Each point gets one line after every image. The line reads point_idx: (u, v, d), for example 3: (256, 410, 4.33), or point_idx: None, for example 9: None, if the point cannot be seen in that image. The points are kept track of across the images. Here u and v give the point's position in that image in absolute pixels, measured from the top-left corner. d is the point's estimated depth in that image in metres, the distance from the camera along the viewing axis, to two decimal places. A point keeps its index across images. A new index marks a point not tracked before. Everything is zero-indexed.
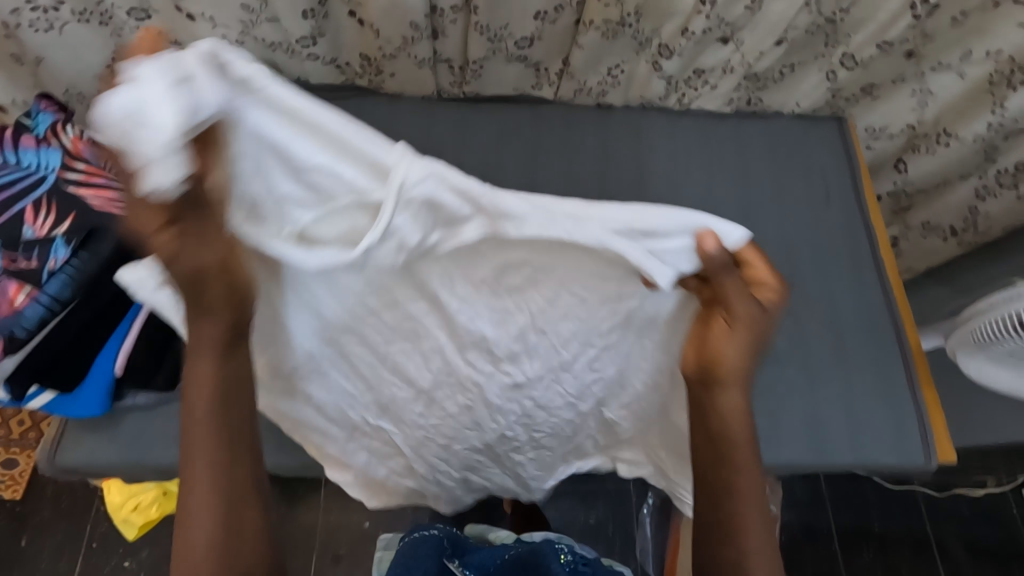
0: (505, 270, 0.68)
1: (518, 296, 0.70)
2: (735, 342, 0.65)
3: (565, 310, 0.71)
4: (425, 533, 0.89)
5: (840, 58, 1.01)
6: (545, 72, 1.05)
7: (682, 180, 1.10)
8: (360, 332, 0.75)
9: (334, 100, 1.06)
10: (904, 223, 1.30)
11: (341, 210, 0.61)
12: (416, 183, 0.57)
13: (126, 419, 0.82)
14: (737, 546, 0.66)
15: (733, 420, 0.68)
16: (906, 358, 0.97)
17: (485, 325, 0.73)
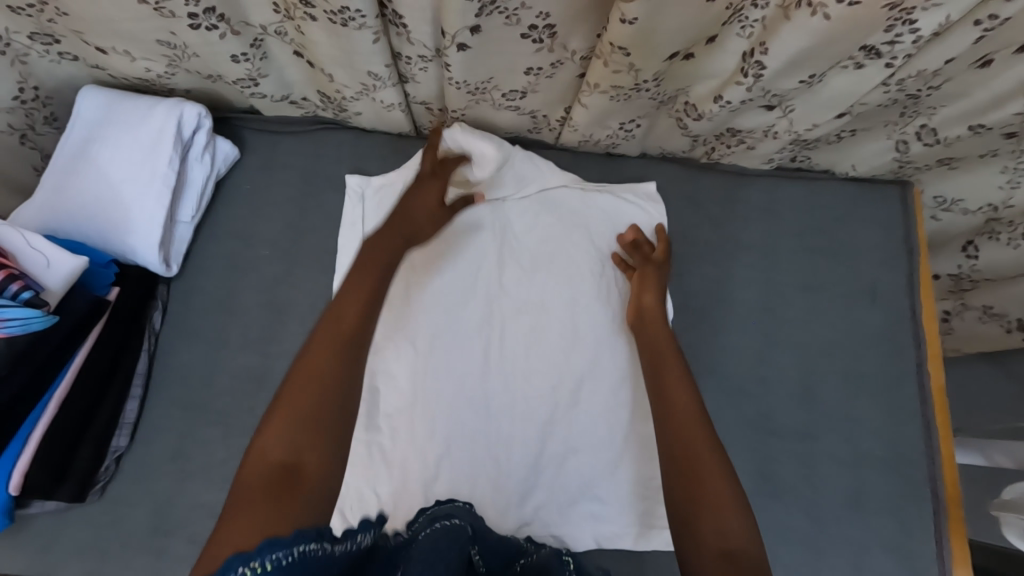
0: (534, 204, 0.92)
1: (541, 241, 0.91)
2: (650, 282, 0.83)
3: (569, 255, 0.90)
4: (447, 523, 0.55)
5: (917, 130, 0.80)
6: (543, 119, 0.86)
7: (699, 256, 0.93)
8: (433, 288, 0.88)
9: (293, 137, 0.92)
10: (961, 299, 1.09)
11: (482, 164, 0.89)
12: (521, 157, 0.90)
13: (38, 522, 0.74)
14: (709, 493, 0.60)
15: (677, 398, 0.68)
16: (937, 510, 0.83)
17: (520, 260, 0.89)
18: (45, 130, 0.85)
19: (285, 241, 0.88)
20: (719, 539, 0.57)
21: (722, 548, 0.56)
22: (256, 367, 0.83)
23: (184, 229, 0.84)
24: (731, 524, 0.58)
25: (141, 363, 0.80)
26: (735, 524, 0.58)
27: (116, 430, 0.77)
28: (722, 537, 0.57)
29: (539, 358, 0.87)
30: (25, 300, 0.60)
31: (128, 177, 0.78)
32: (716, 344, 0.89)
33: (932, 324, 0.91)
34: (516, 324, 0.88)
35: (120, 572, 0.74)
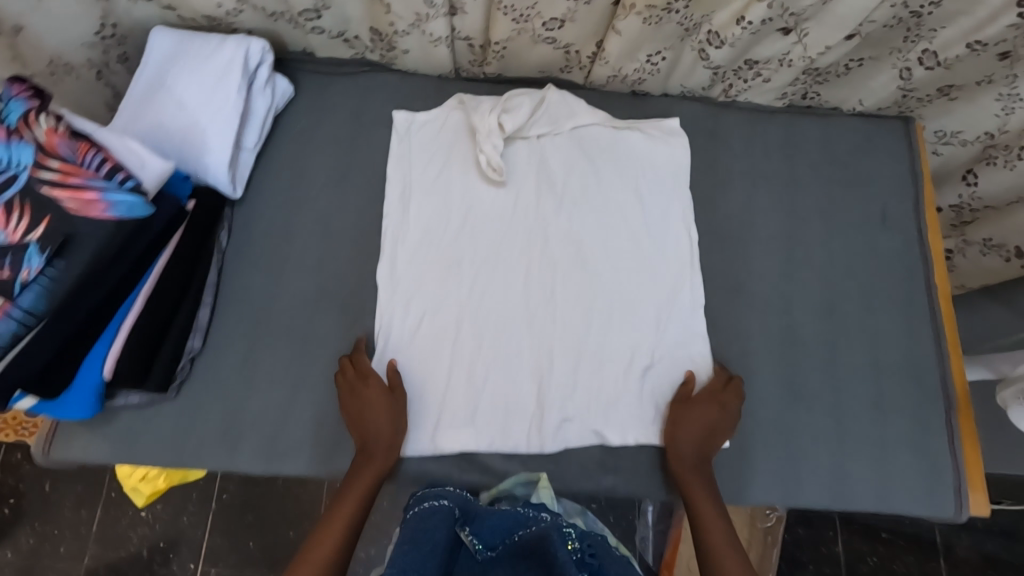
0: (568, 141, 0.97)
1: (574, 171, 0.95)
2: (695, 422, 0.83)
3: (602, 179, 0.95)
4: (435, 504, 0.80)
5: (919, 55, 0.88)
6: (576, 55, 0.94)
7: (719, 189, 0.99)
8: (471, 214, 0.93)
9: (343, 77, 1.00)
10: (964, 236, 1.17)
11: (518, 104, 0.94)
12: (554, 96, 0.97)
13: (122, 416, 0.81)
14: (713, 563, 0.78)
15: (706, 518, 0.79)
16: (949, 406, 0.89)
17: (552, 188, 0.94)
18: (118, 68, 0.92)
19: (338, 171, 0.96)
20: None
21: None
22: (314, 286, 0.90)
23: (247, 157, 0.91)
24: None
25: (212, 274, 0.86)
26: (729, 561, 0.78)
27: (191, 332, 0.83)
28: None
29: (578, 281, 0.90)
30: (130, 188, 0.66)
31: (200, 103, 0.85)
32: (737, 262, 0.96)
33: (939, 248, 0.99)
34: (554, 250, 0.92)
35: (198, 460, 0.80)
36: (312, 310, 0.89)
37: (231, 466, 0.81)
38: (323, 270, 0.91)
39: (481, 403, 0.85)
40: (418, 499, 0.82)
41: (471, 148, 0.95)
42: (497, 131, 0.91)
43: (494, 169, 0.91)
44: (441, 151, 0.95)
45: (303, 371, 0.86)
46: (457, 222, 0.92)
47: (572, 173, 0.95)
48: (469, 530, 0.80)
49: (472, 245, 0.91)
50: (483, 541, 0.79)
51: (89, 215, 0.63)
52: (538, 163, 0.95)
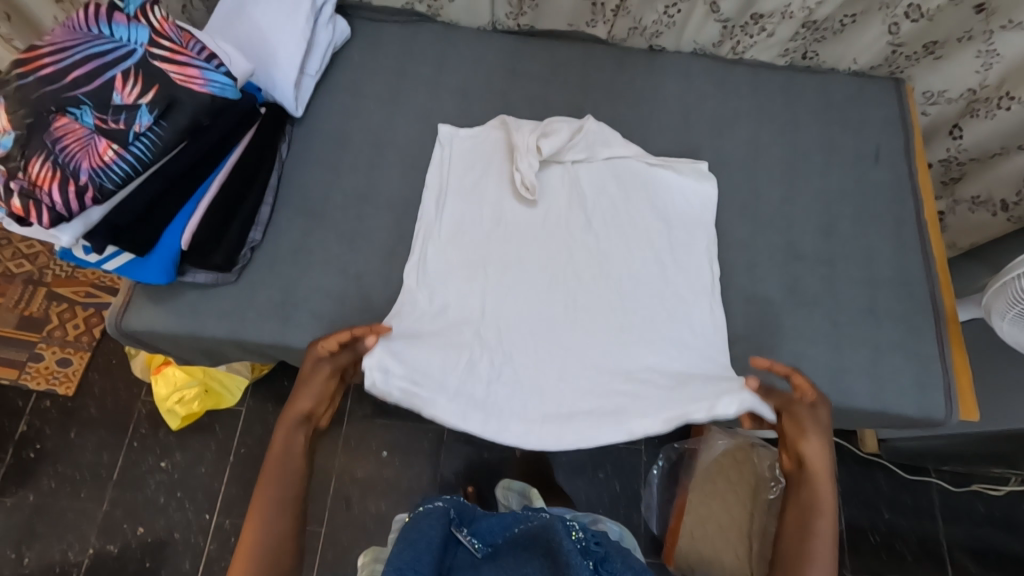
0: (594, 215, 0.98)
1: (599, 236, 0.96)
2: (815, 443, 0.77)
3: (625, 250, 0.94)
4: (430, 508, 0.97)
5: (905, 9, 1.00)
6: (602, 8, 1.08)
7: (726, 131, 1.08)
8: (492, 277, 0.91)
9: (394, 25, 1.13)
10: (953, 197, 1.28)
11: (547, 204, 0.99)
12: (578, 173, 1.01)
13: (185, 293, 0.89)
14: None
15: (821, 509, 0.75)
16: (938, 322, 0.97)
17: (576, 262, 0.93)
18: (199, 5, 1.05)
19: (385, 98, 1.06)
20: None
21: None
22: (362, 189, 0.99)
23: (309, 81, 1.02)
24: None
25: (274, 178, 0.97)
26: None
27: (253, 226, 0.92)
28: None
29: (603, 280, 0.92)
30: (224, 73, 0.78)
31: (274, 28, 0.97)
32: (746, 190, 1.05)
33: (932, 213, 1.07)
34: (584, 248, 0.94)
35: (253, 335, 0.89)
36: (359, 208, 0.98)
37: (281, 343, 0.89)
38: (372, 174, 1.00)
39: (501, 372, 0.82)
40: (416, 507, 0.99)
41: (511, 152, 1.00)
42: (534, 151, 0.97)
43: (527, 187, 0.95)
44: (454, 240, 0.94)
45: (351, 263, 0.94)
46: (487, 227, 0.95)
47: (603, 208, 0.99)
48: (466, 532, 0.98)
49: (500, 253, 0.93)
50: (481, 539, 0.97)
51: (191, 87, 0.74)
52: (571, 186, 1.00)
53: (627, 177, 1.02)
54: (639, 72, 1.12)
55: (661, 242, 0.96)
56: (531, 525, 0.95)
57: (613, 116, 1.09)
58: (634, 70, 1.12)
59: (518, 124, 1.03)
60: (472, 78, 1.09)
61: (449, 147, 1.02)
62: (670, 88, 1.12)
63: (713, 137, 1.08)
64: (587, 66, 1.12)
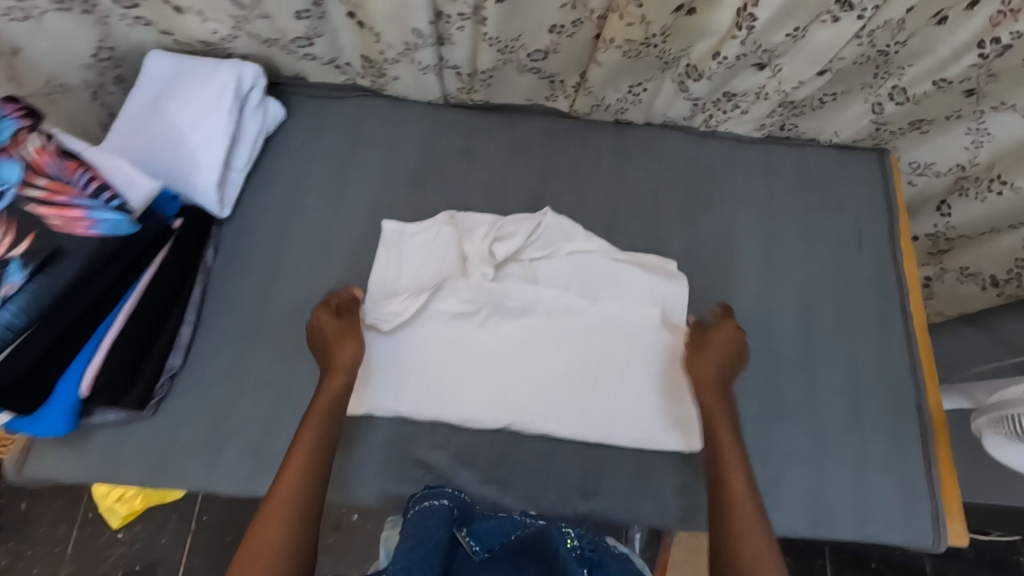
0: (552, 310, 0.91)
1: (560, 335, 0.91)
2: (717, 351, 0.85)
3: (585, 346, 0.90)
4: (434, 504, 0.76)
5: (889, 90, 0.91)
6: (561, 85, 0.97)
7: (701, 214, 1.01)
8: (450, 379, 0.87)
9: (334, 101, 1.01)
10: (939, 265, 1.18)
11: (505, 304, 0.91)
12: (542, 270, 0.93)
13: (98, 434, 0.80)
14: (747, 560, 0.68)
15: (731, 467, 0.76)
16: (924, 433, 0.90)
17: (537, 358, 0.89)
18: (113, 89, 0.94)
19: (326, 190, 0.96)
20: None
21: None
22: (302, 298, 0.89)
23: (237, 176, 0.92)
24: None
25: (196, 293, 0.87)
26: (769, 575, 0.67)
27: (171, 351, 0.83)
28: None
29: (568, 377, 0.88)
30: (115, 206, 0.68)
31: (192, 124, 0.87)
32: (722, 283, 0.97)
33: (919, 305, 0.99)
34: (547, 349, 0.90)
35: (173, 481, 0.79)
36: (300, 324, 0.87)
37: (206, 488, 0.79)
38: (314, 283, 0.91)
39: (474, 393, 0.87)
40: (419, 496, 0.78)
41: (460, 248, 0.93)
42: (488, 259, 0.90)
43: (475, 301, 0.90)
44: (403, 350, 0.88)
45: (285, 388, 0.84)
46: (446, 333, 0.89)
47: (565, 307, 0.92)
48: (466, 532, 0.76)
49: (462, 359, 0.89)
50: (481, 543, 0.76)
51: (73, 233, 0.64)
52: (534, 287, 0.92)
53: (592, 273, 0.93)
54: (603, 149, 1.03)
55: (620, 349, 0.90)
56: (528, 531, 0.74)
57: (578, 201, 1.00)
58: (600, 146, 1.04)
59: (468, 220, 0.95)
60: (422, 164, 1.00)
61: (391, 244, 0.93)
62: (638, 165, 1.03)
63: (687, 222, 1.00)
64: (550, 143, 1.03)
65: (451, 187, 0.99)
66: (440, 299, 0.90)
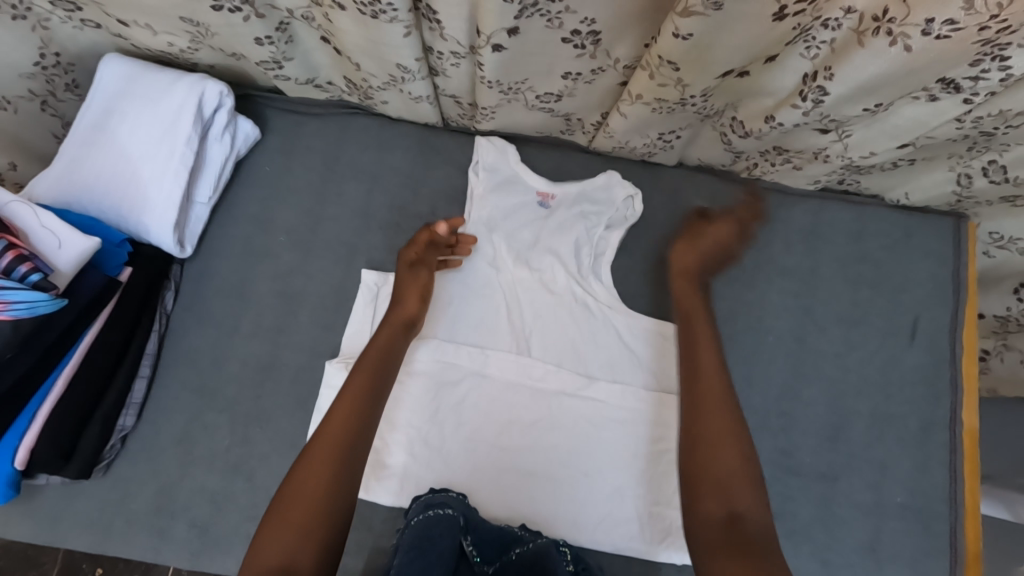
0: (541, 377, 0.80)
1: (544, 410, 0.79)
2: (714, 234, 0.81)
3: (569, 424, 0.79)
4: (441, 512, 0.68)
5: (984, 164, 0.74)
6: (578, 122, 0.80)
7: (729, 284, 0.86)
8: (442, 456, 0.78)
9: (316, 119, 0.88)
10: (1004, 339, 0.94)
11: (493, 364, 0.80)
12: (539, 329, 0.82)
13: (48, 492, 0.76)
14: (720, 464, 0.61)
15: (703, 361, 0.69)
16: (952, 568, 0.79)
17: (526, 435, 0.79)
18: (67, 96, 0.82)
19: (299, 228, 0.86)
20: (727, 505, 0.59)
21: (730, 515, 0.58)
22: (265, 356, 0.81)
23: (200, 209, 0.82)
24: (747, 510, 0.59)
25: (152, 343, 0.79)
26: (749, 501, 0.59)
27: (123, 410, 0.77)
28: (729, 501, 0.60)
29: (556, 457, 0.78)
30: (33, 283, 0.61)
31: (146, 156, 0.76)
32: (740, 370, 0.84)
33: (972, 420, 0.83)
34: (533, 423, 0.79)
35: (120, 550, 0.75)
36: (261, 385, 0.80)
37: (154, 560, 0.75)
38: (277, 342, 0.82)
39: (469, 468, 0.78)
40: (424, 504, 0.70)
41: (454, 292, 0.82)
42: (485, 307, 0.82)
43: (467, 362, 0.80)
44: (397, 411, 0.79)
45: (243, 457, 0.78)
46: (434, 402, 0.79)
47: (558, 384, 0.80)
48: (471, 540, 0.67)
49: (453, 430, 0.79)
50: (483, 553, 0.67)
51: None
52: (525, 345, 0.81)
53: (589, 340, 0.82)
54: None
55: (607, 432, 0.79)
56: (527, 549, 0.67)
57: None
58: None
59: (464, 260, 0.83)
60: (411, 202, 0.87)
61: (368, 292, 0.81)
62: (661, 218, 0.88)
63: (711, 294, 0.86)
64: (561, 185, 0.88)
65: None
66: (435, 357, 0.79)
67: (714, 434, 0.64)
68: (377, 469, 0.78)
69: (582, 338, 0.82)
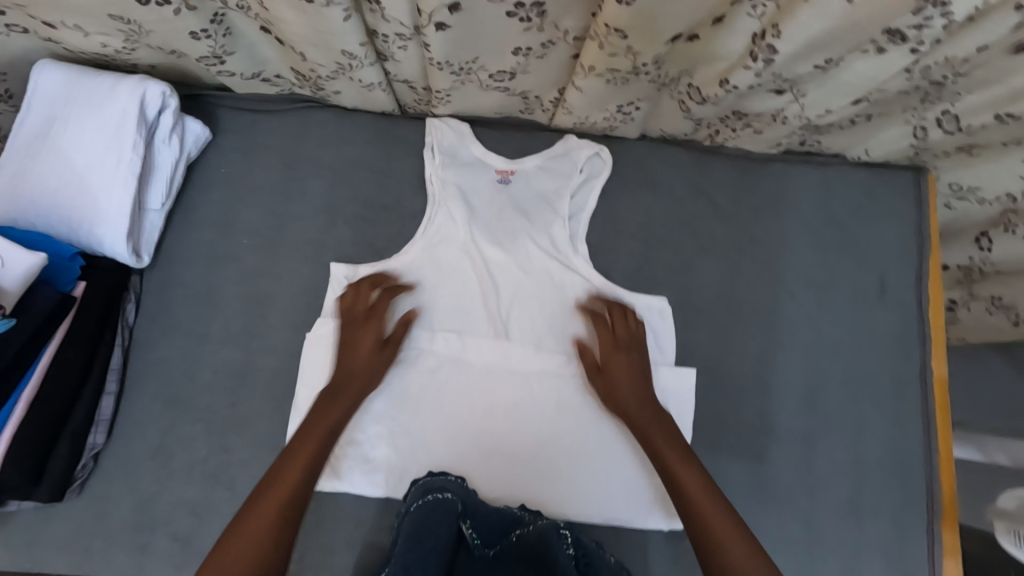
0: (520, 359, 0.79)
1: (524, 392, 0.79)
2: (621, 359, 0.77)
3: (550, 403, 0.79)
4: (437, 497, 0.68)
5: (938, 116, 0.74)
6: (535, 101, 0.79)
7: (699, 253, 0.87)
8: (422, 445, 0.78)
9: (269, 115, 0.86)
10: (969, 290, 0.97)
11: (468, 349, 0.79)
12: (513, 313, 0.81)
13: (20, 517, 0.74)
14: (703, 516, 0.63)
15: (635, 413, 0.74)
16: (930, 512, 0.81)
17: (506, 419, 0.79)
18: (1, 108, 0.79)
19: (261, 228, 0.83)
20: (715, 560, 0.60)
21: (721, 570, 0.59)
22: (237, 360, 0.80)
23: (155, 216, 0.79)
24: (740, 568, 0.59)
25: (116, 358, 0.77)
26: (734, 545, 0.60)
27: (92, 427, 0.75)
28: (720, 554, 0.60)
29: (538, 437, 0.79)
30: None
31: (91, 164, 0.73)
32: (716, 337, 0.85)
33: (942, 368, 0.85)
34: (512, 405, 0.79)
35: (102, 569, 0.74)
36: (234, 390, 0.79)
37: (138, 575, 0.74)
38: (247, 346, 0.80)
39: (449, 455, 0.78)
40: (422, 490, 0.71)
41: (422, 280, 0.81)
42: (456, 292, 0.81)
43: (442, 347, 0.79)
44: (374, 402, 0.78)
45: (222, 465, 0.77)
46: (410, 391, 0.79)
47: (538, 362, 0.80)
48: (470, 523, 0.69)
49: (431, 418, 0.78)
50: (482, 536, 0.68)
51: None
52: (500, 329, 0.80)
53: (567, 319, 0.81)
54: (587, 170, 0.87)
55: (589, 410, 0.79)
56: (527, 531, 0.68)
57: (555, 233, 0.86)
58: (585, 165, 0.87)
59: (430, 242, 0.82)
60: (373, 192, 0.85)
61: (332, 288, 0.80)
62: (627, 191, 0.87)
63: (682, 264, 0.86)
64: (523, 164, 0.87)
65: (406, 221, 0.85)
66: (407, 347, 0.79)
67: (688, 486, 0.66)
68: (361, 465, 0.77)
69: (559, 314, 0.81)
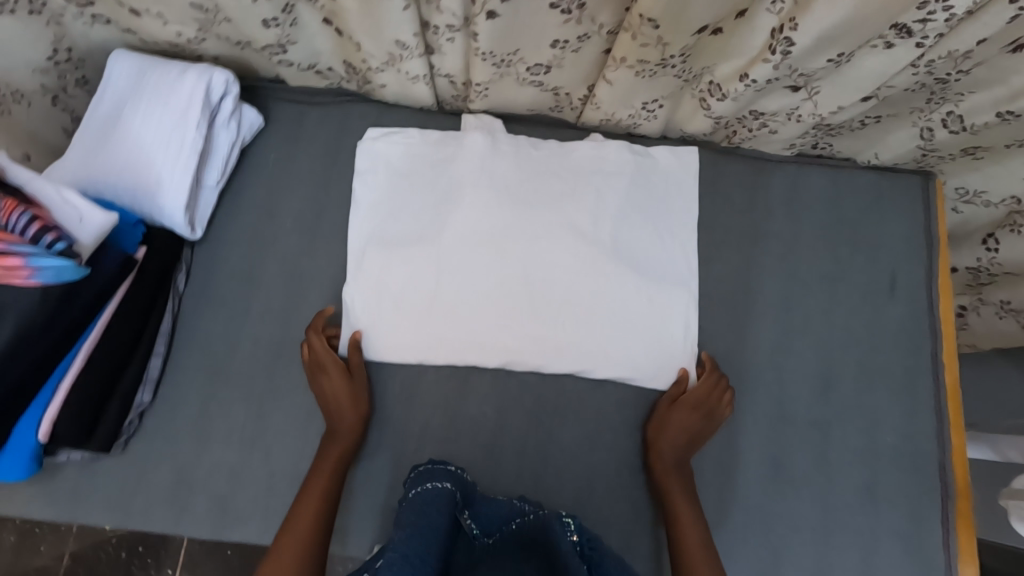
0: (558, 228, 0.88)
1: (574, 236, 0.88)
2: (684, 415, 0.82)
3: (593, 267, 0.87)
4: (437, 485, 0.70)
5: (943, 117, 0.80)
6: (566, 98, 0.85)
7: (718, 249, 0.91)
8: (474, 318, 0.86)
9: (315, 108, 0.92)
10: (978, 294, 1.01)
11: (516, 230, 0.88)
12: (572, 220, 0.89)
13: (66, 471, 0.79)
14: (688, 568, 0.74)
15: (669, 482, 0.80)
16: (945, 503, 0.83)
17: (553, 253, 0.88)
18: (76, 92, 0.86)
19: (304, 212, 0.89)
20: None
21: None
22: (274, 334, 0.85)
23: (210, 193, 0.86)
24: None
25: (166, 323, 0.82)
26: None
27: (140, 387, 0.79)
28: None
29: (586, 293, 0.87)
30: (58, 251, 0.64)
31: (155, 141, 0.79)
32: (732, 326, 0.89)
33: (955, 377, 0.87)
34: (555, 274, 0.87)
35: (142, 525, 0.78)
36: (271, 362, 0.83)
37: (173, 532, 0.78)
38: (287, 319, 0.85)
39: (496, 305, 0.86)
40: (417, 482, 0.72)
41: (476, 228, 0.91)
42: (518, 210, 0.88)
43: (500, 229, 0.88)
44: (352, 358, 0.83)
45: (258, 431, 0.81)
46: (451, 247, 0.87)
47: (578, 232, 0.88)
48: (469, 515, 0.70)
49: (474, 275, 0.87)
50: (481, 526, 0.70)
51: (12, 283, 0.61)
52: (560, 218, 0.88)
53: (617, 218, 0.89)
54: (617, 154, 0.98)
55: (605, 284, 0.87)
56: (528, 520, 0.68)
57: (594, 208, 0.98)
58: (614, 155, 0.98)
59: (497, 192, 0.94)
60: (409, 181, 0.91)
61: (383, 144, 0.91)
62: None
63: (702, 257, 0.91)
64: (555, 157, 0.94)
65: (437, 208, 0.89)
66: (469, 205, 0.88)
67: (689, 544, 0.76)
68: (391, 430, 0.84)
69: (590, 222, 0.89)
